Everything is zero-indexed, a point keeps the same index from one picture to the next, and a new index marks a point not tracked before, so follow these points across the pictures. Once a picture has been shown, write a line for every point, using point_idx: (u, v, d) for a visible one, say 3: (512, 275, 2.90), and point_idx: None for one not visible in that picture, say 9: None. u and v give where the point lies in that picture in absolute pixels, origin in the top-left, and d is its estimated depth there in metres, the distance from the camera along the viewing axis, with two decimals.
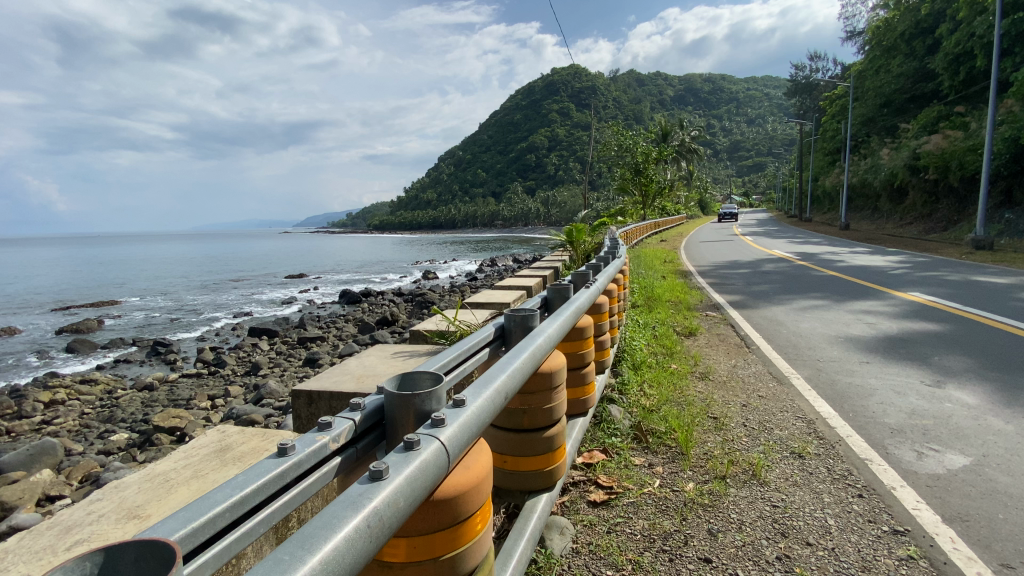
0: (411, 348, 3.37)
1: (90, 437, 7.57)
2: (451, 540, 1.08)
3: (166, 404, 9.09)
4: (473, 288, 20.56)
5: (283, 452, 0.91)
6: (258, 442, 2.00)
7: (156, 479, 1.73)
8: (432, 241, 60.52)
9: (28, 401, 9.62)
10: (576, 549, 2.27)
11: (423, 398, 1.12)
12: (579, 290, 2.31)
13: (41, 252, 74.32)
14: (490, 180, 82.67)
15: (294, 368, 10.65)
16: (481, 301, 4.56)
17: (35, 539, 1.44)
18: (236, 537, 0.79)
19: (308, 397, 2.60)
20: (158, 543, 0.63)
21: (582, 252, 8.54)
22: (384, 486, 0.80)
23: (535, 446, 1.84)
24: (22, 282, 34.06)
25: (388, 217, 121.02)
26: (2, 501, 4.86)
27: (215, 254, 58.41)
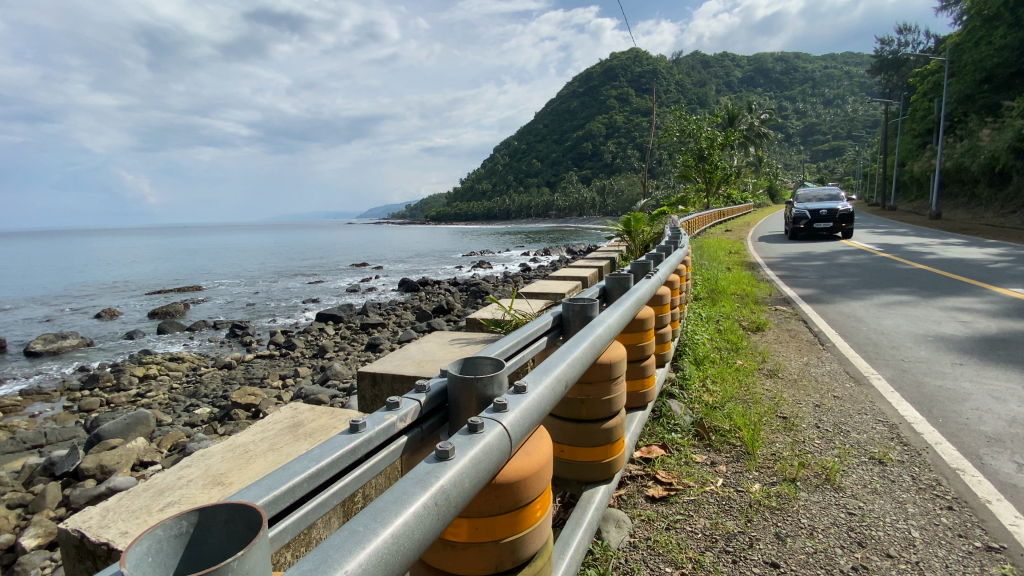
0: (468, 335, 3.44)
1: (178, 410, 8.34)
2: (512, 524, 1.09)
3: (243, 381, 9.86)
4: (528, 279, 20.56)
5: (355, 428, 0.95)
6: (328, 420, 2.12)
7: (237, 449, 1.88)
8: (489, 232, 60.94)
9: (126, 375, 10.74)
10: (633, 543, 2.24)
11: (485, 381, 1.14)
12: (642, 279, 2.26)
13: (131, 242, 81.46)
14: (545, 169, 82.15)
15: (358, 352, 11.17)
16: (537, 290, 4.57)
17: (132, 499, 1.60)
18: (318, 505, 0.84)
19: (371, 378, 2.72)
20: (246, 507, 0.67)
21: (640, 242, 8.28)
22: (451, 465, 0.81)
23: (594, 437, 1.82)
24: (119, 269, 37.57)
25: (444, 206, 123.12)
26: (103, 465, 5.52)
27: (283, 244, 61.54)
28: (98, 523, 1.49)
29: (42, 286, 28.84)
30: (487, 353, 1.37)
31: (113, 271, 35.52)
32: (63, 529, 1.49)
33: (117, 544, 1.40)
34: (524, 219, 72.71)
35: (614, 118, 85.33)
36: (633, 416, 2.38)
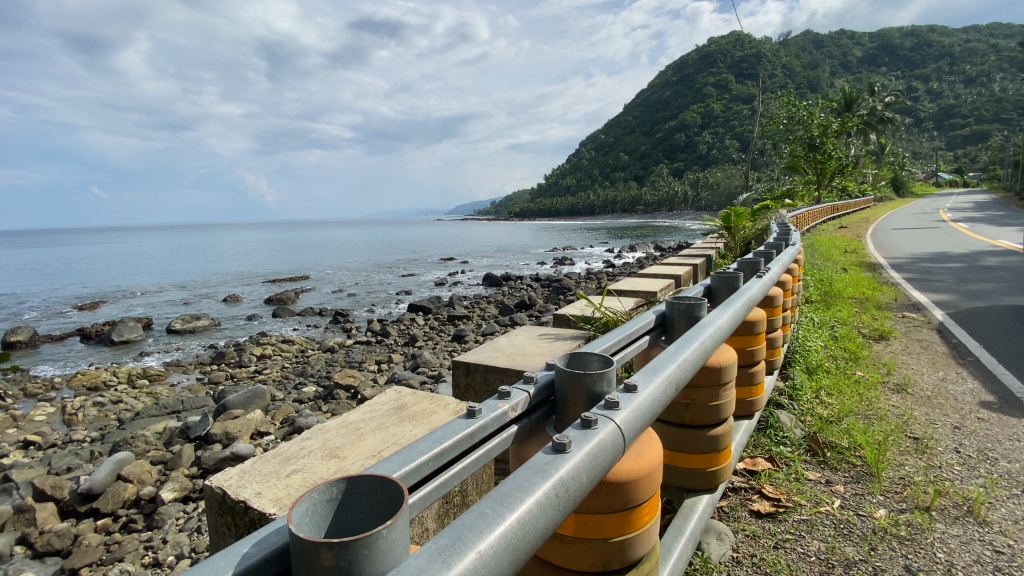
0: (557, 331, 3.46)
1: (289, 387, 9.28)
2: (622, 524, 1.08)
3: (344, 364, 10.72)
4: (614, 276, 20.09)
5: (471, 413, 0.99)
6: (429, 404, 2.23)
7: (349, 426, 2.05)
8: (573, 228, 60.30)
9: (246, 353, 12.12)
10: (737, 558, 2.11)
11: (594, 378, 1.13)
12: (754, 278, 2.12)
13: (249, 236, 91.02)
14: (633, 163, 79.54)
15: (445, 342, 11.65)
16: (627, 288, 4.47)
17: (263, 464, 1.81)
18: (443, 484, 0.88)
19: (465, 367, 2.84)
20: (386, 480, 0.71)
21: (741, 239, 7.72)
22: (569, 458, 0.80)
23: (698, 444, 1.74)
24: (241, 260, 42.20)
25: (529, 202, 123.94)
26: (228, 431, 6.28)
27: (377, 238, 65.29)
28: (236, 483, 1.69)
29: (182, 273, 33.29)
30: (595, 348, 1.37)
31: (236, 262, 39.97)
32: (209, 484, 1.72)
33: (253, 503, 1.59)
34: (609, 214, 70.98)
35: (711, 107, 80.61)
36: (739, 425, 2.25)
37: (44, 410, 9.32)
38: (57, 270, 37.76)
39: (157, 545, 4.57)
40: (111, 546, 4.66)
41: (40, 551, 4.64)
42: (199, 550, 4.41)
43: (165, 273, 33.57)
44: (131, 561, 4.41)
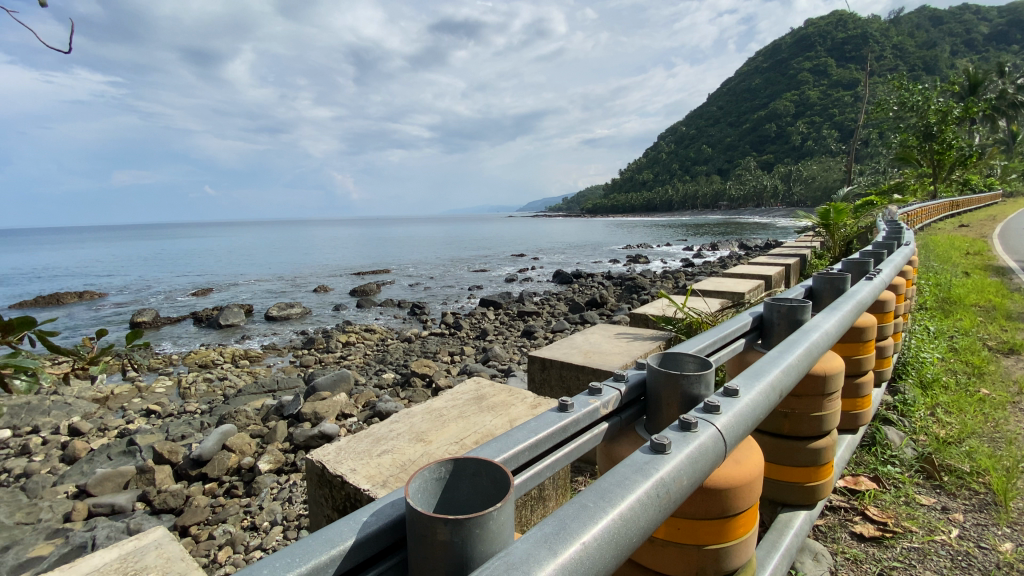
0: (635, 330, 3.40)
1: (370, 373, 9.86)
2: (717, 533, 1.03)
3: (419, 354, 11.19)
4: (692, 275, 19.24)
5: (562, 408, 1.00)
6: (507, 397, 2.27)
7: (434, 412, 2.14)
8: (648, 225, 58.52)
9: (333, 340, 13.03)
10: None
11: (690, 379, 1.10)
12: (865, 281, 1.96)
13: (336, 232, 97.38)
14: (716, 157, 75.51)
15: (515, 337, 11.79)
16: (712, 288, 4.30)
17: (356, 443, 1.93)
18: (539, 473, 0.89)
19: (541, 362, 2.88)
20: (491, 465, 0.73)
21: (841, 237, 7.09)
22: (671, 459, 0.77)
23: (797, 457, 1.62)
24: (328, 253, 45.27)
25: (602, 198, 122.19)
26: (317, 411, 6.79)
27: (452, 234, 67.34)
28: (334, 458, 1.83)
29: (278, 265, 36.37)
30: (689, 348, 1.33)
31: (325, 256, 42.96)
32: (310, 458, 1.86)
33: (349, 478, 1.71)
34: (688, 211, 68.07)
35: (806, 94, 74.54)
36: (842, 439, 2.08)
37: (163, 383, 10.57)
38: (176, 260, 42.83)
39: (254, 510, 5.04)
40: (216, 508, 5.21)
41: (158, 508, 5.27)
42: (290, 518, 4.82)
43: (264, 265, 36.87)
44: (233, 523, 4.90)
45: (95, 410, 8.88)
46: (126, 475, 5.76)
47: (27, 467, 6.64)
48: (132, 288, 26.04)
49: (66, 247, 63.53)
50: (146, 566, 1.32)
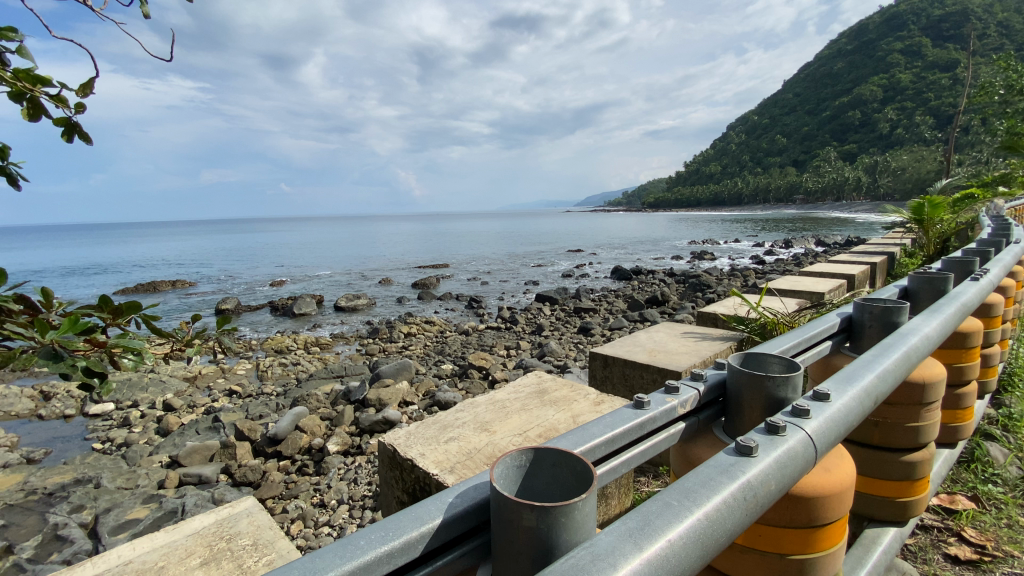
0: (703, 329, 3.28)
1: (429, 363, 10.18)
2: (803, 543, 0.97)
3: (476, 346, 11.41)
4: (761, 273, 18.25)
5: (638, 404, 1.00)
6: (569, 392, 2.27)
7: (498, 404, 2.18)
8: (713, 220, 56.14)
9: (395, 331, 13.56)
10: None
11: (775, 382, 1.05)
12: (970, 282, 1.79)
13: (400, 226, 100.93)
14: (791, 147, 70.96)
15: (571, 333, 11.74)
16: (787, 288, 4.06)
17: (424, 429, 2.00)
18: (618, 466, 0.89)
19: (603, 359, 2.86)
20: (572, 458, 0.74)
21: (936, 234, 6.44)
22: (758, 462, 0.74)
23: (889, 469, 1.51)
24: (391, 248, 47.07)
25: (665, 193, 118.63)
26: (381, 398, 7.11)
27: (510, 230, 67.89)
28: (404, 442, 1.91)
29: (346, 258, 38.29)
30: (770, 349, 1.28)
31: (388, 250, 44.68)
32: (382, 441, 1.96)
33: (418, 462, 1.78)
34: (758, 206, 64.57)
35: (896, 78, 68.28)
36: (938, 453, 1.90)
37: (243, 366, 11.45)
38: (256, 252, 46.26)
39: (323, 489, 5.35)
40: (289, 484, 5.59)
41: (239, 480, 5.72)
42: (355, 498, 5.09)
43: (334, 258, 38.92)
44: (304, 499, 5.24)
45: (185, 388, 9.78)
46: (212, 448, 6.30)
47: (129, 437, 7.43)
48: (218, 279, 28.40)
49: (162, 240, 70.20)
50: (240, 534, 1.44)
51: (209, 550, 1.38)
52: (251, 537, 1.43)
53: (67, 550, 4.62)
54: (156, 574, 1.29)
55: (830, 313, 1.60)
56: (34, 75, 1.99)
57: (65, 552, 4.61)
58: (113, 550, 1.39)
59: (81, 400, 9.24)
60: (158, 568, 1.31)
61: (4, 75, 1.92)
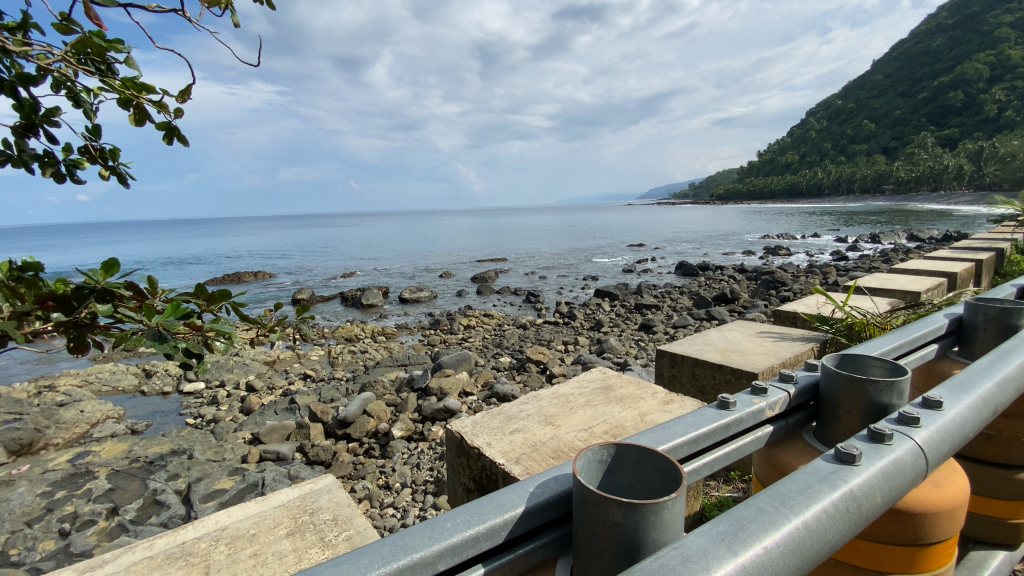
0: (780, 330, 3.10)
1: (489, 355, 10.36)
2: (908, 559, 0.90)
3: (534, 340, 11.45)
4: (841, 271, 16.93)
5: (723, 405, 0.97)
6: (636, 390, 2.22)
7: (562, 398, 2.18)
8: (787, 213, 52.69)
9: (455, 323, 13.90)
10: None
11: (878, 387, 0.98)
12: None
13: (461, 220, 103.15)
14: (879, 133, 65.00)
15: (631, 330, 11.49)
16: (877, 287, 3.74)
17: (490, 420, 2.04)
18: (705, 467, 0.87)
19: (671, 358, 2.79)
20: (657, 455, 0.74)
21: None
22: (861, 472, 0.69)
23: (1003, 487, 1.35)
24: (452, 242, 48.15)
25: (734, 186, 112.79)
26: (442, 388, 7.32)
27: (569, 224, 67.35)
28: (471, 431, 1.95)
29: (410, 252, 39.66)
30: (868, 351, 1.19)
31: (450, 244, 45.69)
32: (450, 428, 2.02)
33: (485, 451, 1.81)
34: (839, 197, 59.85)
35: (1009, 52, 60.56)
36: None
37: (316, 352, 12.18)
38: (329, 246, 49.03)
39: (387, 472, 5.60)
40: (357, 465, 5.90)
41: (312, 459, 6.09)
42: (417, 482, 5.29)
43: (397, 252, 40.41)
44: (370, 480, 5.51)
45: (265, 370, 10.57)
46: (288, 428, 6.75)
47: (217, 415, 8.13)
48: (294, 270, 30.37)
49: (244, 235, 75.97)
50: (322, 509, 1.54)
51: (294, 522, 1.48)
52: (331, 513, 1.51)
53: (164, 514, 5.15)
54: (249, 541, 1.41)
55: (936, 315, 1.47)
56: (139, 83, 2.20)
57: (162, 516, 5.14)
58: (211, 515, 1.52)
59: (177, 378, 10.22)
60: (250, 536, 1.43)
61: (115, 84, 2.14)
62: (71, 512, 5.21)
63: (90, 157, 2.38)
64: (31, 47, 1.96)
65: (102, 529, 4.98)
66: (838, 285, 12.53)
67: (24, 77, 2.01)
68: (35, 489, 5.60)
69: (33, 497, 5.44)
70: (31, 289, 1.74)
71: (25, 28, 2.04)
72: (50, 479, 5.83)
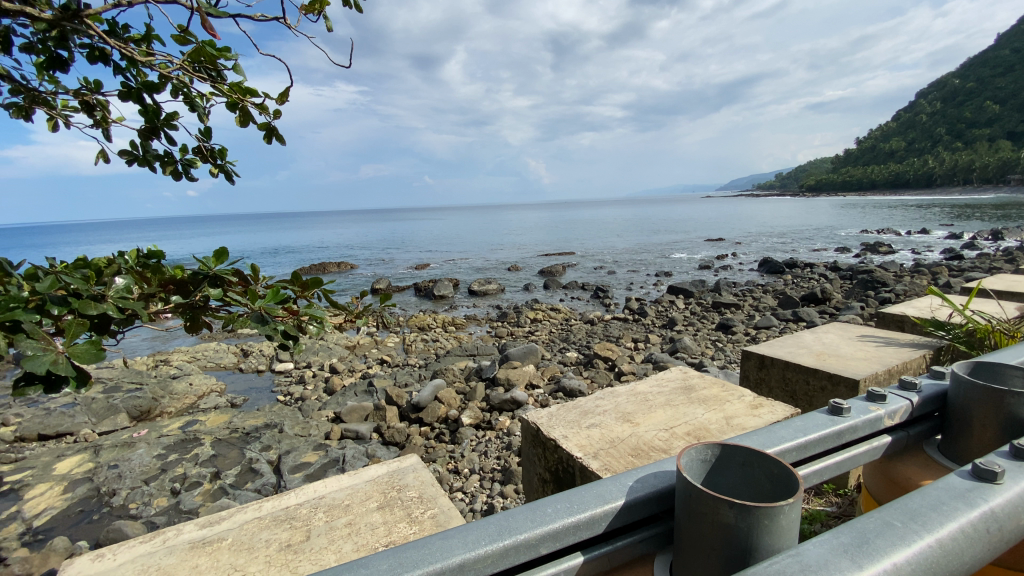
0: (886, 334, 2.82)
1: (556, 349, 10.36)
2: None
3: (602, 336, 11.29)
4: (956, 271, 15.07)
5: (835, 410, 0.93)
6: (720, 391, 2.13)
7: (641, 395, 2.14)
8: (889, 206, 47.70)
9: (522, 316, 14.01)
10: None
11: (1019, 399, 0.89)
12: None
13: (529, 215, 103.56)
14: (1007, 115, 56.90)
15: (708, 330, 10.96)
16: (1004, 291, 3.30)
17: (566, 413, 2.05)
18: (816, 473, 0.84)
19: (759, 360, 2.65)
20: (770, 459, 0.73)
21: None
22: (1006, 491, 0.62)
23: None
24: (521, 236, 48.41)
25: (826, 177, 103.84)
26: (510, 378, 7.43)
27: (641, 218, 65.30)
28: (547, 422, 1.97)
29: (479, 245, 40.45)
30: (1006, 361, 1.07)
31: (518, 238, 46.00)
32: (526, 419, 2.05)
33: (562, 443, 1.82)
34: (954, 187, 53.16)
35: None
36: None
37: (391, 339, 12.79)
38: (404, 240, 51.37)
39: (457, 457, 5.79)
40: (428, 449, 6.16)
41: (388, 440, 6.43)
42: (486, 470, 5.43)
43: (467, 246, 41.31)
44: (440, 463, 5.72)
45: (345, 354, 11.29)
46: (367, 409, 7.17)
47: (303, 394, 8.80)
48: (372, 262, 32.02)
49: (327, 228, 80.98)
50: (408, 486, 1.62)
51: (384, 496, 1.58)
52: (416, 491, 1.60)
53: (258, 482, 5.67)
54: (344, 510, 1.52)
55: None
56: (244, 87, 2.41)
57: (256, 482, 5.66)
58: (311, 484, 1.66)
59: (270, 358, 11.18)
60: (345, 506, 1.54)
61: (224, 89, 2.36)
62: (182, 473, 5.86)
63: (203, 156, 2.65)
64: (155, 57, 2.21)
65: (206, 490, 5.56)
66: (950, 286, 11.20)
67: (149, 84, 2.27)
68: (152, 451, 6.34)
69: (150, 458, 6.18)
70: (156, 274, 2.00)
71: (150, 41, 2.31)
72: (164, 443, 6.59)
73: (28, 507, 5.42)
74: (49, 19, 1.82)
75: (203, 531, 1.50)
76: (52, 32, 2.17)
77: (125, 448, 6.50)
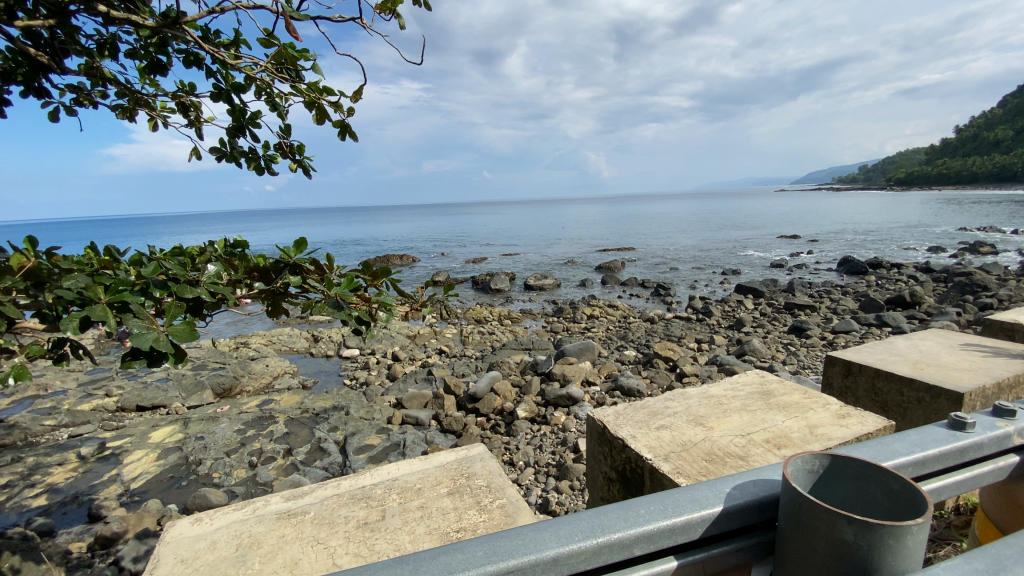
0: (994, 343, 2.54)
1: (613, 346, 10.20)
2: None
3: (662, 335, 10.97)
4: None
5: (957, 424, 0.84)
6: (801, 398, 2.01)
7: (713, 398, 2.06)
8: (994, 202, 42.73)
9: (579, 312, 13.88)
10: None
11: None
12: None
13: (588, 210, 102.10)
14: None
15: (778, 332, 10.36)
16: None
17: (634, 412, 2.01)
18: (939, 493, 0.77)
19: (845, 366, 2.47)
20: (893, 475, 0.69)
21: None
22: None
23: None
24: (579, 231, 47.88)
25: (918, 170, 94.60)
26: (567, 374, 7.41)
27: (706, 213, 62.52)
28: (614, 421, 1.95)
29: (537, 240, 40.42)
30: None
31: (576, 233, 45.54)
32: (592, 416, 2.03)
33: (630, 443, 1.79)
34: None
35: None
36: None
37: (450, 330, 13.10)
38: (463, 233, 52.24)
39: (512, 448, 5.86)
40: (484, 439, 6.27)
41: (446, 427, 6.61)
42: (541, 463, 5.46)
43: (525, 241, 41.44)
44: (496, 453, 5.81)
45: (406, 343, 11.69)
46: (426, 397, 7.40)
47: (368, 379, 9.22)
48: (432, 255, 32.86)
49: (390, 222, 83.80)
50: (476, 474, 1.66)
51: (453, 482, 1.63)
52: (485, 480, 1.63)
53: (326, 460, 6.02)
54: (415, 493, 1.58)
55: None
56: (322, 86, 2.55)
57: (324, 461, 6.01)
58: (383, 466, 1.74)
59: (337, 344, 11.79)
60: (416, 489, 1.60)
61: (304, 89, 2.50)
62: (259, 448, 6.34)
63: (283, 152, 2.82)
64: (243, 60, 2.37)
65: (279, 465, 5.97)
66: None
67: (238, 86, 2.45)
68: (233, 426, 6.89)
69: (231, 432, 6.72)
70: (243, 261, 2.16)
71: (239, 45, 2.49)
72: (244, 419, 7.13)
73: (127, 471, 6.03)
74: (153, 26, 1.99)
75: (288, 503, 1.61)
76: (154, 39, 2.39)
77: (210, 422, 7.09)
